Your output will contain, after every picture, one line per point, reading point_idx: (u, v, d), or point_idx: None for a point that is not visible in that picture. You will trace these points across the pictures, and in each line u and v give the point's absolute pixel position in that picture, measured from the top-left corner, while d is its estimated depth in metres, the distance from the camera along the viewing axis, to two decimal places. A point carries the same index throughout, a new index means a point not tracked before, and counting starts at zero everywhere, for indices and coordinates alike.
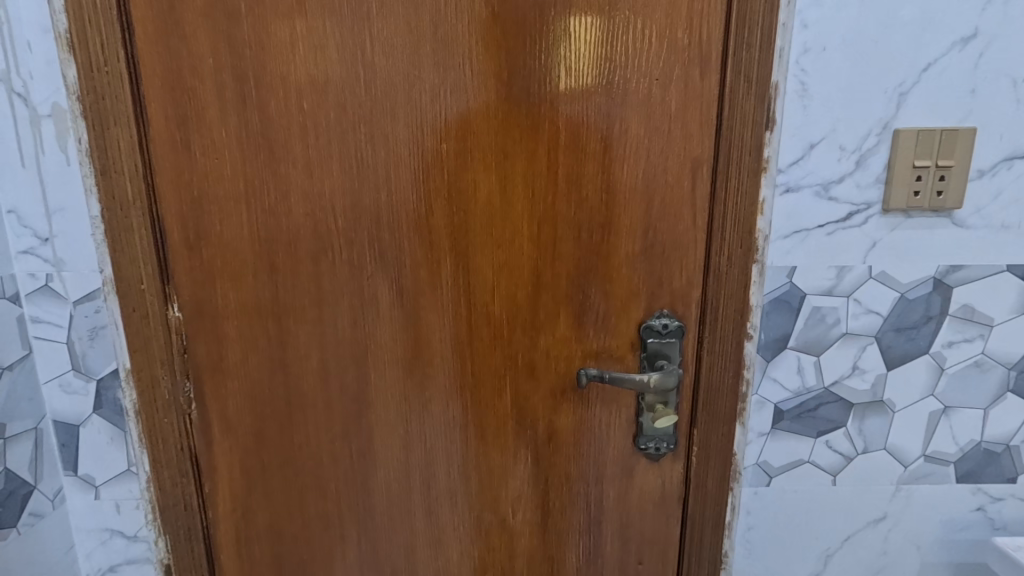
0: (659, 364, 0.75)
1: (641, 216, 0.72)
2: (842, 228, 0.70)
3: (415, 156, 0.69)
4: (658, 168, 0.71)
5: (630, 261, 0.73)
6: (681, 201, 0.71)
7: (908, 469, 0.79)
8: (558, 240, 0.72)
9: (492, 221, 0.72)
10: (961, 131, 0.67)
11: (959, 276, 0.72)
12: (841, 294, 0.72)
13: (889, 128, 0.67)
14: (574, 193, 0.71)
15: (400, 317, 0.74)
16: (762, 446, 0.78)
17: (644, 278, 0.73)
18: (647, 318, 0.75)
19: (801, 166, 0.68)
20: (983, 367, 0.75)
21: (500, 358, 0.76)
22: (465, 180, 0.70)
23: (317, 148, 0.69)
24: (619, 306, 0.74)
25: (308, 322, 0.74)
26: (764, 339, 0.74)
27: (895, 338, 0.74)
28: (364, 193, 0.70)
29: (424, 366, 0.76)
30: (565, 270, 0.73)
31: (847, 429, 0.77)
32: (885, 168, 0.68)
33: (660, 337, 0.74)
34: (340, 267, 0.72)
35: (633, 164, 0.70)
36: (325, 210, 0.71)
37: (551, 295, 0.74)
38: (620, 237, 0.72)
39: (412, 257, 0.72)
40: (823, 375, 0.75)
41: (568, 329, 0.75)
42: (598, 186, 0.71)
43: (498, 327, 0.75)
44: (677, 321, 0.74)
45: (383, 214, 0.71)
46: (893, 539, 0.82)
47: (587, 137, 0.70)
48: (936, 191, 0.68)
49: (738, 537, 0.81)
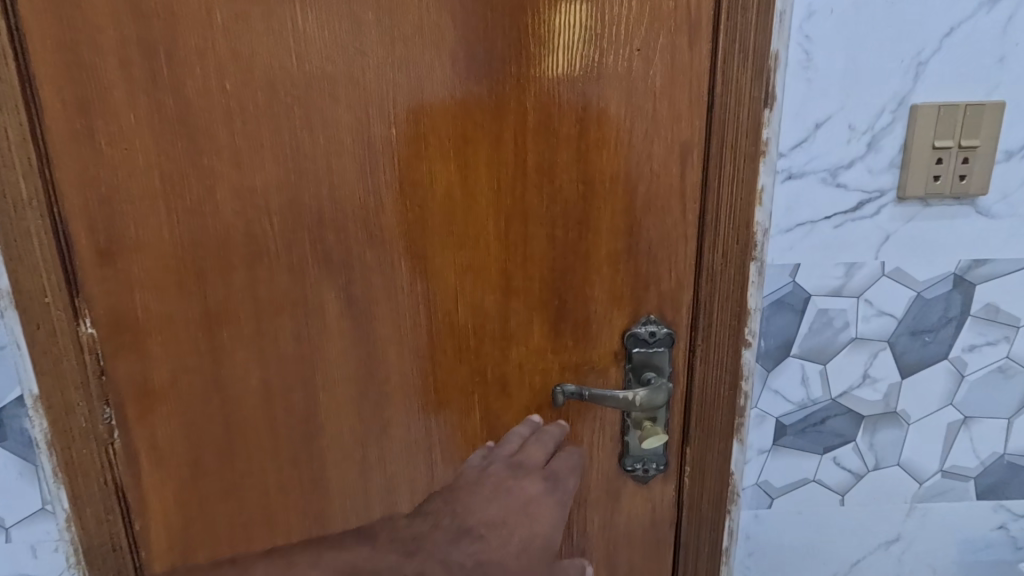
0: (646, 377, 0.66)
1: (623, 208, 0.62)
2: (852, 220, 0.62)
3: (359, 143, 0.59)
4: (643, 153, 0.61)
5: (612, 261, 0.64)
6: (670, 191, 0.62)
7: (924, 486, 0.71)
8: (529, 238, 0.63)
9: (453, 217, 0.62)
10: (987, 106, 0.58)
11: (982, 271, 0.63)
12: (850, 294, 0.64)
13: (905, 103, 0.58)
14: (546, 183, 0.61)
15: (351, 329, 0.65)
16: (762, 465, 0.70)
17: (628, 280, 0.64)
18: (632, 324, 0.66)
19: (805, 149, 0.60)
20: (1008, 372, 0.67)
21: (467, 372, 0.67)
22: (420, 170, 0.61)
23: (244, 135, 0.59)
24: (601, 312, 0.65)
25: (245, 336, 0.65)
26: (765, 347, 0.66)
27: (910, 342, 0.66)
28: (302, 186, 0.60)
29: (381, 383, 0.67)
30: (539, 273, 0.64)
31: (857, 443, 0.69)
32: (901, 150, 0.60)
33: (647, 347, 0.65)
34: (279, 273, 0.63)
35: (614, 148, 0.61)
36: (257, 207, 0.61)
37: (523, 301, 0.65)
38: (600, 233, 0.63)
39: (362, 260, 0.63)
40: (831, 385, 0.67)
41: (543, 338, 0.66)
42: (574, 174, 0.61)
43: (464, 338, 0.66)
44: (666, 328, 0.65)
45: (326, 211, 0.61)
46: (907, 561, 0.74)
47: (560, 118, 0.60)
48: (959, 176, 0.60)
49: (737, 563, 0.73)
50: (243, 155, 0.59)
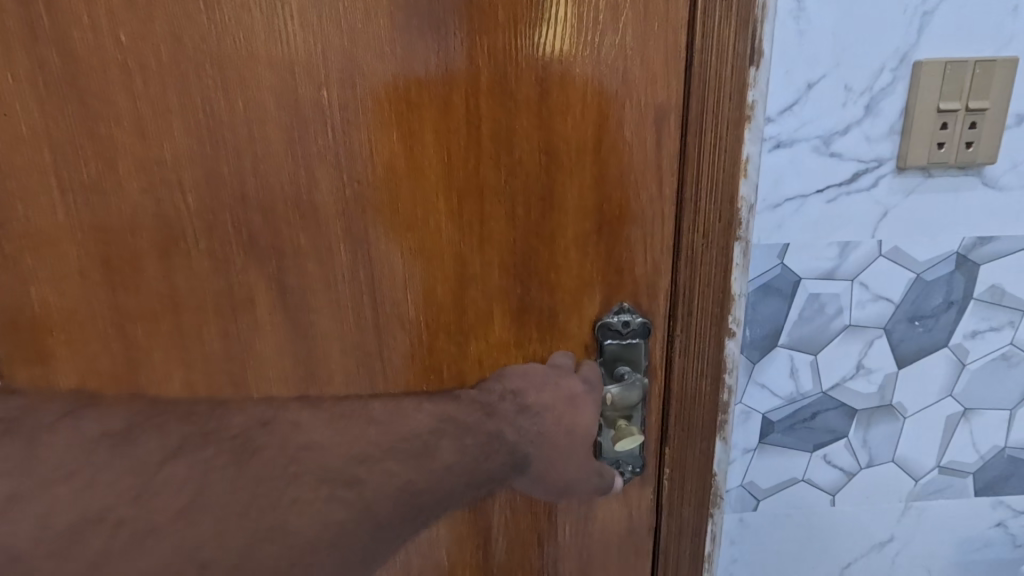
0: (619, 372, 0.59)
1: (591, 182, 0.55)
2: (847, 193, 0.55)
3: (285, 109, 0.51)
4: (613, 119, 0.53)
5: (580, 242, 0.56)
6: (644, 162, 0.54)
7: (920, 484, 0.66)
8: (485, 217, 0.55)
9: (398, 194, 0.54)
10: (999, 62, 0.52)
11: (987, 250, 0.57)
12: (844, 277, 0.58)
13: (908, 60, 0.52)
14: (503, 155, 0.54)
15: (285, 324, 0.57)
16: (747, 465, 0.64)
17: (598, 264, 0.57)
18: (603, 313, 0.58)
19: (794, 113, 0.53)
20: (1011, 360, 0.62)
21: (421, 369, 0.59)
22: (357, 140, 0.53)
23: (146, 99, 0.50)
24: (569, 301, 0.58)
25: (164, 333, 0.56)
26: (750, 337, 0.60)
27: (908, 329, 0.60)
28: (219, 159, 0.52)
29: (322, 384, 0.59)
30: (498, 256, 0.56)
31: (849, 440, 0.64)
32: (902, 114, 0.53)
33: (620, 339, 0.59)
34: (197, 260, 0.54)
35: (579, 113, 0.53)
36: (168, 183, 0.52)
37: (481, 289, 0.57)
38: (565, 211, 0.55)
39: (294, 245, 0.55)
40: (822, 377, 0.61)
41: (505, 330, 0.59)
42: (535, 144, 0.54)
43: (416, 332, 0.58)
44: (642, 317, 0.58)
45: (249, 188, 0.53)
46: (900, 562, 0.69)
47: (518, 78, 0.52)
48: (965, 142, 0.53)
49: (721, 570, 0.68)
50: (146, 122, 0.50)
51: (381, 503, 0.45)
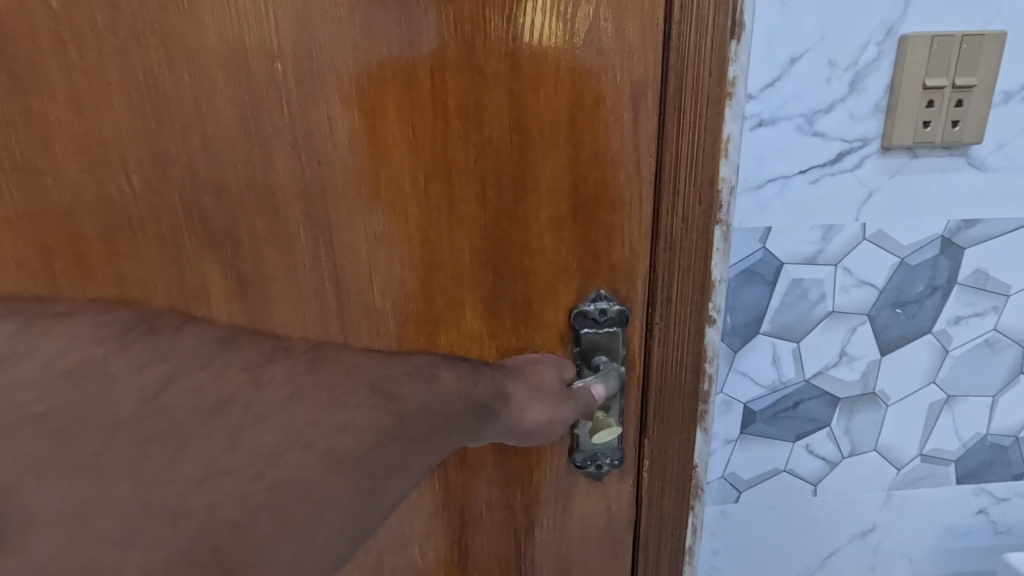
0: (596, 361, 0.56)
1: (566, 162, 0.52)
2: (830, 174, 0.53)
3: (236, 81, 0.47)
4: (589, 96, 0.50)
5: (554, 227, 0.54)
6: (622, 141, 0.51)
7: (902, 473, 0.65)
8: (454, 200, 0.52)
9: (361, 176, 0.51)
10: (986, 37, 0.50)
11: (972, 233, 0.56)
12: (827, 262, 0.56)
13: (894, 34, 0.49)
14: (473, 134, 0.51)
15: (242, 316, 0.52)
16: (728, 456, 0.63)
17: (574, 250, 0.55)
18: (579, 301, 0.56)
19: (777, 90, 0.51)
20: (994, 346, 0.60)
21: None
22: (316, 117, 0.49)
23: (79, 69, 0.45)
24: (543, 288, 0.56)
25: None
26: (731, 324, 0.58)
27: (892, 316, 0.58)
28: (165, 137, 0.47)
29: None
30: (469, 242, 0.54)
31: (831, 429, 0.62)
32: (888, 92, 0.51)
33: (597, 327, 0.56)
34: (144, 248, 0.50)
35: (551, 89, 0.50)
36: (109, 163, 0.47)
37: (450, 276, 0.54)
38: (539, 193, 0.53)
39: (250, 230, 0.51)
40: (804, 365, 0.59)
41: (477, 320, 0.56)
42: (505, 122, 0.51)
43: (382, 323, 0.55)
44: (619, 304, 0.56)
45: (198, 169, 0.49)
46: (881, 552, 0.68)
47: (486, 51, 0.49)
48: (951, 121, 0.51)
49: (701, 562, 0.67)
50: (82, 95, 0.46)
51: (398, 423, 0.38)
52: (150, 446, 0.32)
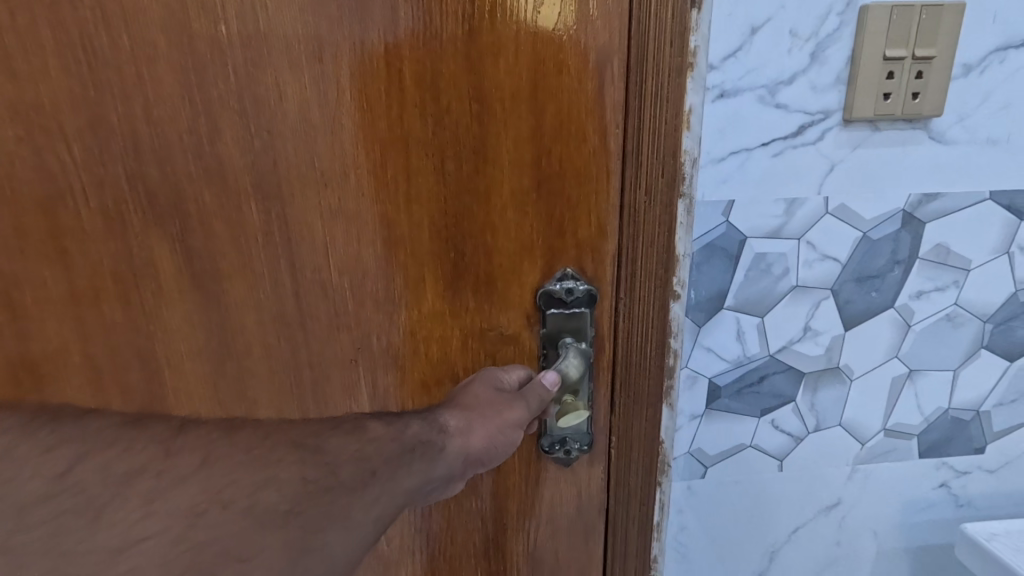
0: (563, 345, 0.55)
1: (529, 134, 0.50)
2: (792, 147, 0.53)
3: (177, 46, 0.45)
4: (551, 64, 0.49)
5: (517, 201, 0.52)
6: (585, 111, 0.50)
7: (867, 447, 0.65)
8: (412, 173, 0.51)
9: (314, 147, 0.49)
10: (946, 8, 0.50)
11: (933, 207, 0.56)
12: (790, 236, 0.56)
13: (855, 4, 0.49)
14: (431, 103, 0.49)
15: (193, 294, 0.51)
16: (694, 431, 0.63)
17: (539, 227, 0.53)
18: (546, 281, 0.54)
19: (738, 61, 0.50)
20: (956, 321, 0.61)
21: (348, 343, 0.54)
22: (264, 83, 0.47)
23: (12, 31, 0.43)
24: (507, 265, 0.54)
25: (57, 302, 0.50)
26: (696, 298, 0.58)
27: (855, 290, 0.58)
28: (108, 107, 0.46)
29: (240, 360, 0.53)
30: (428, 216, 0.52)
31: (796, 403, 0.63)
32: (848, 63, 0.51)
33: (564, 308, 0.54)
34: (88, 220, 0.48)
35: (511, 55, 0.48)
36: (52, 134, 0.46)
37: (409, 254, 0.53)
38: (500, 166, 0.51)
39: (199, 205, 0.49)
40: (768, 340, 0.59)
41: (438, 300, 0.54)
42: (465, 91, 0.49)
43: (339, 303, 0.53)
44: (586, 283, 0.54)
45: (141, 138, 0.47)
46: (846, 526, 0.69)
47: (442, 16, 0.47)
48: (912, 93, 0.51)
49: (669, 539, 0.67)
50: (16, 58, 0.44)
51: (328, 471, 0.35)
52: (64, 521, 0.27)
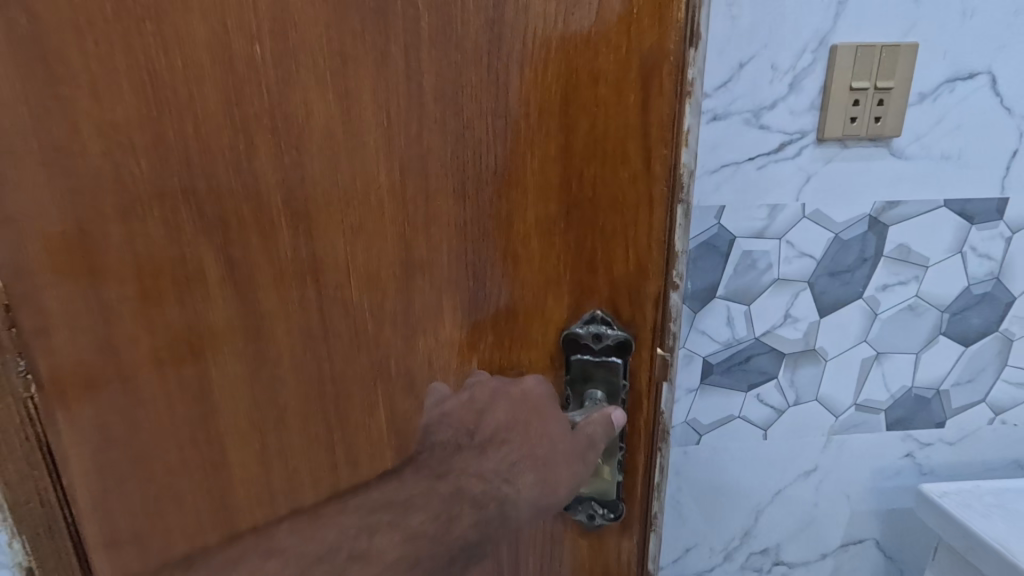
0: (590, 394, 0.51)
1: (557, 154, 0.45)
2: (774, 161, 0.63)
3: (219, 62, 0.44)
4: (586, 75, 0.43)
5: (543, 230, 0.47)
6: (626, 135, 0.44)
7: (840, 419, 0.75)
8: (420, 193, 0.47)
9: (337, 170, 0.47)
10: (903, 47, 0.59)
11: (895, 213, 0.66)
12: (773, 236, 0.66)
13: (825, 44, 0.59)
14: (451, 118, 0.45)
15: (234, 303, 0.50)
16: (691, 403, 0.73)
17: (567, 258, 0.48)
18: (570, 323, 0.50)
19: (728, 89, 0.61)
20: (917, 310, 0.71)
21: (367, 366, 0.52)
22: (291, 100, 0.45)
23: (81, 53, 0.43)
24: (531, 300, 0.49)
25: (125, 302, 0.50)
26: (692, 288, 0.68)
27: (829, 282, 0.68)
28: (163, 120, 0.45)
29: (273, 368, 0.52)
30: (449, 238, 0.48)
31: (778, 380, 0.73)
32: (821, 91, 0.61)
33: (594, 354, 0.50)
34: (151, 224, 0.48)
35: (542, 62, 0.43)
36: (119, 147, 0.46)
37: (424, 282, 0.50)
38: (525, 189, 0.46)
39: (238, 218, 0.48)
40: (754, 325, 0.70)
41: (456, 330, 0.51)
42: (487, 102, 0.44)
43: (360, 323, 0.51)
44: (618, 329, 0.49)
45: (194, 156, 0.46)
46: (823, 490, 0.79)
47: (465, 21, 0.43)
48: (874, 117, 0.61)
49: (669, 497, 0.78)
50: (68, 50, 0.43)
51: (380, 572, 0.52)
52: None
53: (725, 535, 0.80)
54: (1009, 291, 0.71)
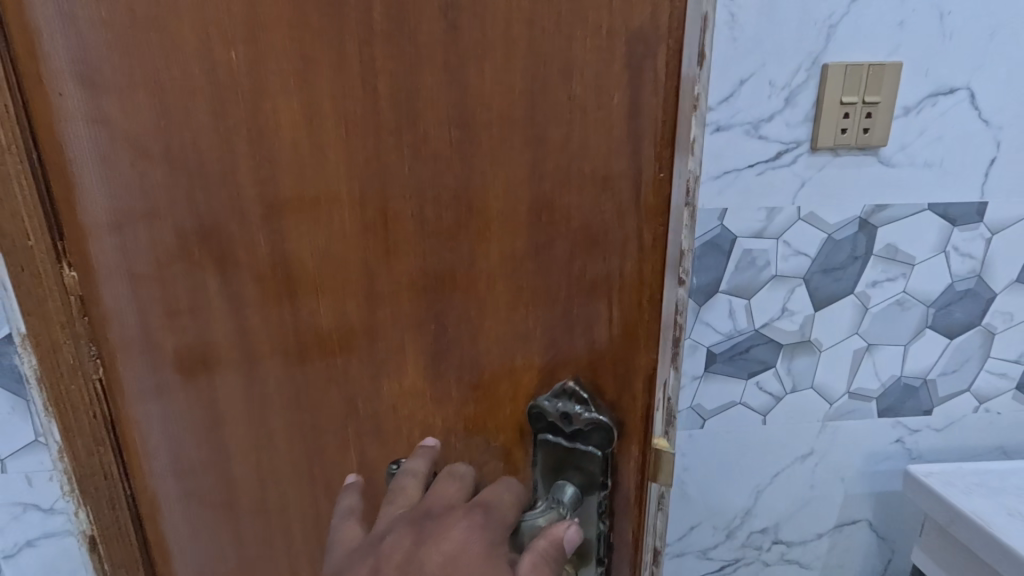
0: (559, 487, 0.42)
1: (525, 175, 0.38)
2: (772, 168, 0.70)
3: (207, 70, 0.42)
4: (555, 79, 0.36)
5: (508, 269, 0.40)
6: (605, 153, 0.37)
7: (834, 406, 0.82)
8: (377, 219, 0.42)
9: (301, 187, 0.43)
10: (888, 66, 0.66)
11: (883, 215, 0.72)
12: (771, 236, 0.72)
13: (818, 63, 0.66)
14: (402, 131, 0.39)
15: (231, 321, 0.50)
16: (695, 390, 0.80)
17: (537, 306, 0.40)
18: (535, 395, 0.43)
19: (730, 103, 0.67)
20: (905, 305, 0.77)
21: (336, 403, 0.48)
22: (264, 107, 0.42)
23: (115, 71, 0.44)
24: (501, 349, 0.42)
25: (156, 307, 0.53)
26: (697, 284, 0.74)
27: (822, 279, 0.75)
28: (174, 134, 0.45)
29: (262, 389, 0.51)
30: (404, 274, 0.42)
31: (776, 368, 0.79)
32: (814, 105, 0.67)
33: (563, 437, 0.42)
34: (166, 236, 0.49)
35: (504, 58, 0.36)
36: (147, 160, 0.47)
37: (389, 320, 0.44)
38: (489, 222, 0.39)
39: (228, 233, 0.47)
40: (754, 317, 0.76)
41: (417, 379, 0.45)
42: (440, 114, 0.38)
43: (327, 356, 0.47)
44: (593, 411, 0.41)
45: (197, 172, 0.46)
46: (819, 473, 0.85)
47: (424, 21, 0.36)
48: (863, 128, 0.68)
49: (675, 477, 0.84)
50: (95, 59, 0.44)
51: None
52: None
53: (728, 514, 0.86)
54: (990, 288, 0.77)
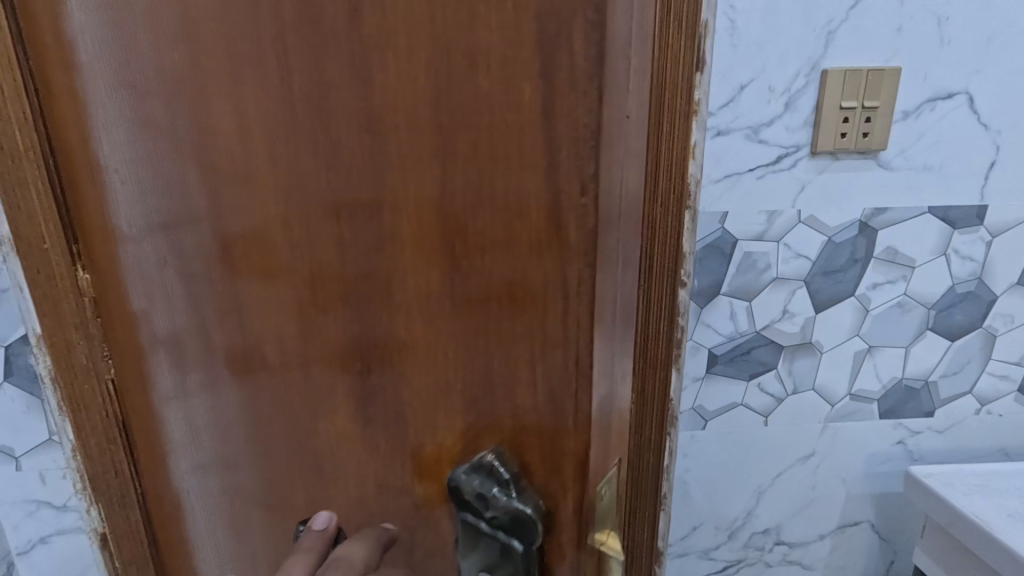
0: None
1: (434, 199, 0.34)
2: (772, 172, 0.71)
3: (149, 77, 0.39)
4: (457, 70, 0.31)
5: (423, 301, 0.36)
6: (518, 178, 0.32)
7: (835, 408, 0.82)
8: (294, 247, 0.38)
9: (225, 202, 0.40)
10: (887, 71, 0.67)
11: (883, 218, 0.73)
12: (771, 239, 0.73)
13: (818, 68, 0.67)
14: (312, 136, 0.35)
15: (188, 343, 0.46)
16: (697, 391, 0.80)
17: (455, 344, 0.36)
18: (453, 467, 0.39)
19: (730, 109, 0.68)
20: (905, 307, 0.78)
21: (268, 436, 0.45)
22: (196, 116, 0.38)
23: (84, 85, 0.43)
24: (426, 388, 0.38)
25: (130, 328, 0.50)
26: (698, 286, 0.75)
27: (823, 281, 0.76)
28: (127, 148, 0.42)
29: (220, 412, 0.47)
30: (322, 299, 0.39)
31: (777, 370, 0.80)
32: (814, 110, 0.68)
33: (484, 519, 0.38)
34: (131, 255, 0.46)
35: (404, 46, 0.32)
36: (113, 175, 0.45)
37: (320, 346, 0.40)
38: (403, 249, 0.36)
39: (175, 249, 0.44)
40: (755, 319, 0.77)
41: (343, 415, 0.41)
42: (348, 114, 0.34)
43: (261, 383, 0.44)
44: (515, 492, 0.37)
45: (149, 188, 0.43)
46: (820, 474, 0.86)
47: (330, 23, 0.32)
48: (862, 133, 0.69)
49: (677, 478, 0.85)
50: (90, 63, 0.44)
51: None
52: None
53: (730, 514, 0.87)
54: (990, 290, 0.78)
